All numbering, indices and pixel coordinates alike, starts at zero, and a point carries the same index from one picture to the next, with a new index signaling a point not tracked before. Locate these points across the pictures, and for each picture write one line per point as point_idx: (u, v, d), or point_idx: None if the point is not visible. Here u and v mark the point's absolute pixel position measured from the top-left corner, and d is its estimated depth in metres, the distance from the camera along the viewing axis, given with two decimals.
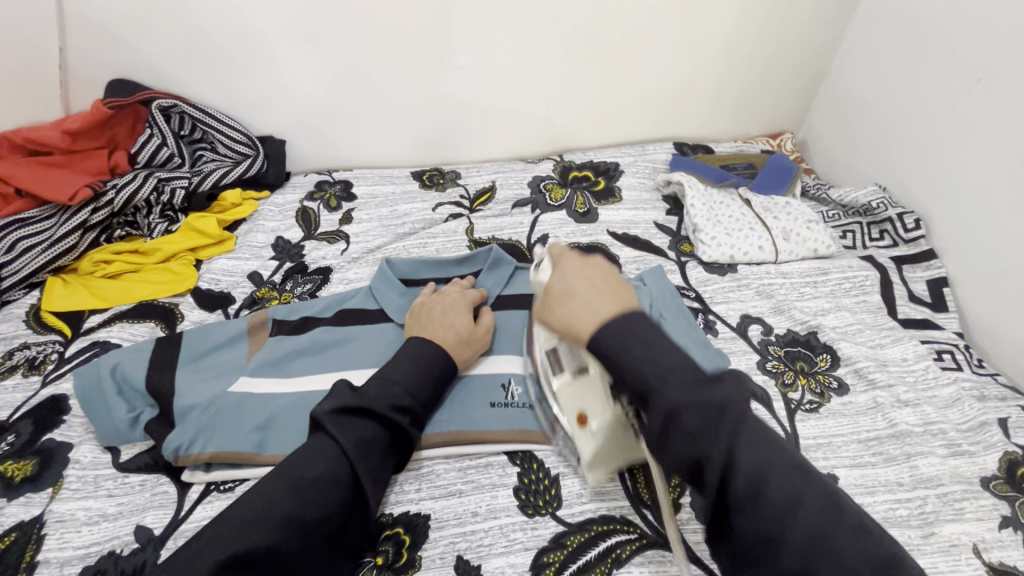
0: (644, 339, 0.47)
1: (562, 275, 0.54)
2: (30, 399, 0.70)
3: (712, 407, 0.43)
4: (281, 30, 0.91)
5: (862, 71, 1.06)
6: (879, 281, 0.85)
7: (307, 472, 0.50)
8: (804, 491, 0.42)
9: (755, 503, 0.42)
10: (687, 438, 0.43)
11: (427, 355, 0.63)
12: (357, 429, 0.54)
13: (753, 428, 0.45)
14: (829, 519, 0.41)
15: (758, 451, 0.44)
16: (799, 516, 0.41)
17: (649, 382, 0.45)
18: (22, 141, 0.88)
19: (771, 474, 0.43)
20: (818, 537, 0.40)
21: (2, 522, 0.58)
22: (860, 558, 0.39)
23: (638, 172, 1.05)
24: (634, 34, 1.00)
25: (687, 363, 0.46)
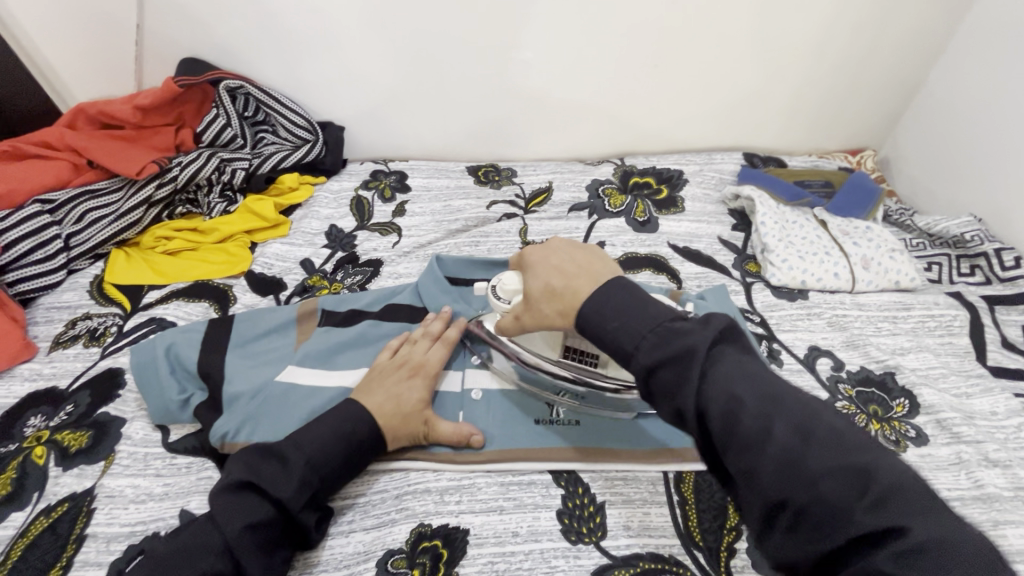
0: (615, 310, 0.46)
1: (538, 270, 0.56)
2: (90, 370, 0.72)
3: (675, 354, 0.41)
4: (349, 16, 0.89)
5: (966, 88, 0.97)
6: (968, 322, 0.78)
7: (184, 573, 0.47)
8: (786, 426, 0.38)
9: (742, 445, 0.38)
10: (661, 391, 0.42)
11: (344, 416, 0.58)
12: (244, 512, 0.50)
13: (738, 364, 0.41)
14: (834, 464, 0.35)
15: (735, 382, 0.40)
16: (770, 444, 0.37)
17: (626, 351, 0.44)
18: (96, 114, 0.91)
19: (743, 404, 0.39)
20: (804, 470, 0.35)
21: (57, 492, 0.59)
22: (835, 477, 0.35)
23: (704, 183, 1.00)
24: (713, 36, 0.95)
25: (659, 322, 0.44)
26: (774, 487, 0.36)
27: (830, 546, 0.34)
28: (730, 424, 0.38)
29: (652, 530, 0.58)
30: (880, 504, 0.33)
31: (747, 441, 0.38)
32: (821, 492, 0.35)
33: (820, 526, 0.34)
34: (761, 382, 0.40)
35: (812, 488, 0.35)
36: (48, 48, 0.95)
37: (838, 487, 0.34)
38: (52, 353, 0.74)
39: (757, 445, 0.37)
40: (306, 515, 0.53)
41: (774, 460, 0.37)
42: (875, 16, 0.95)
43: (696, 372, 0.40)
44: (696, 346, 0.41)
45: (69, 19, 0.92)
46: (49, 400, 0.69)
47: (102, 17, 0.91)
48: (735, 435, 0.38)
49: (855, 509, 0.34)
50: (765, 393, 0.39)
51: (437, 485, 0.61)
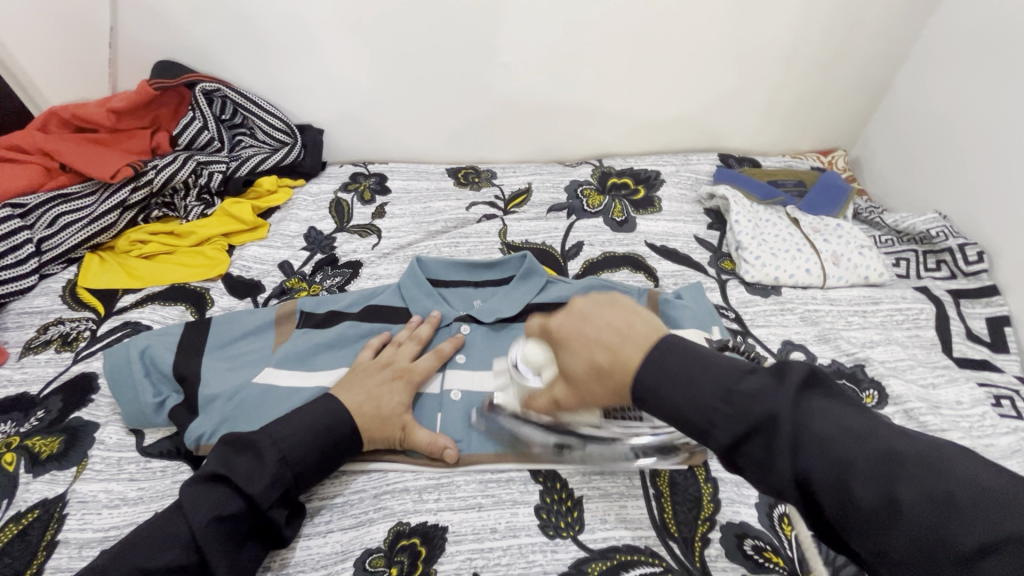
0: (675, 376, 0.42)
1: (573, 343, 0.47)
2: (62, 375, 0.70)
3: (757, 426, 0.38)
4: (325, 19, 0.90)
5: (931, 90, 1.00)
6: (934, 315, 0.80)
7: (150, 561, 0.47)
8: (911, 491, 0.34)
9: (870, 523, 0.34)
10: (755, 466, 0.39)
11: (322, 412, 0.58)
12: (213, 504, 0.50)
13: (835, 422, 0.38)
14: (978, 531, 0.32)
15: (832, 447, 0.37)
16: (897, 520, 0.34)
17: (701, 427, 0.41)
18: (70, 117, 0.90)
19: (852, 473, 0.35)
20: (949, 547, 0.32)
21: (27, 499, 0.58)
22: (984, 545, 0.31)
23: (680, 183, 1.02)
24: (687, 40, 0.97)
25: (729, 388, 0.40)
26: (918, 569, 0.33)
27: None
28: (843, 497, 0.35)
29: (628, 522, 0.58)
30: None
31: (868, 517, 0.34)
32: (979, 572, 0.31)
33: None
34: (866, 441, 0.36)
35: (963, 565, 0.31)
36: (20, 50, 0.93)
37: (995, 558, 0.31)
38: (23, 359, 0.73)
39: (879, 518, 0.34)
40: (276, 512, 0.53)
41: (907, 538, 0.33)
42: (843, 20, 0.98)
43: (786, 444, 0.37)
44: (778, 412, 0.38)
45: (40, 20, 0.90)
46: (19, 406, 0.67)
47: (75, 19, 0.90)
48: (855, 510, 0.35)
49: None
50: (872, 451, 0.36)
51: (415, 484, 0.61)
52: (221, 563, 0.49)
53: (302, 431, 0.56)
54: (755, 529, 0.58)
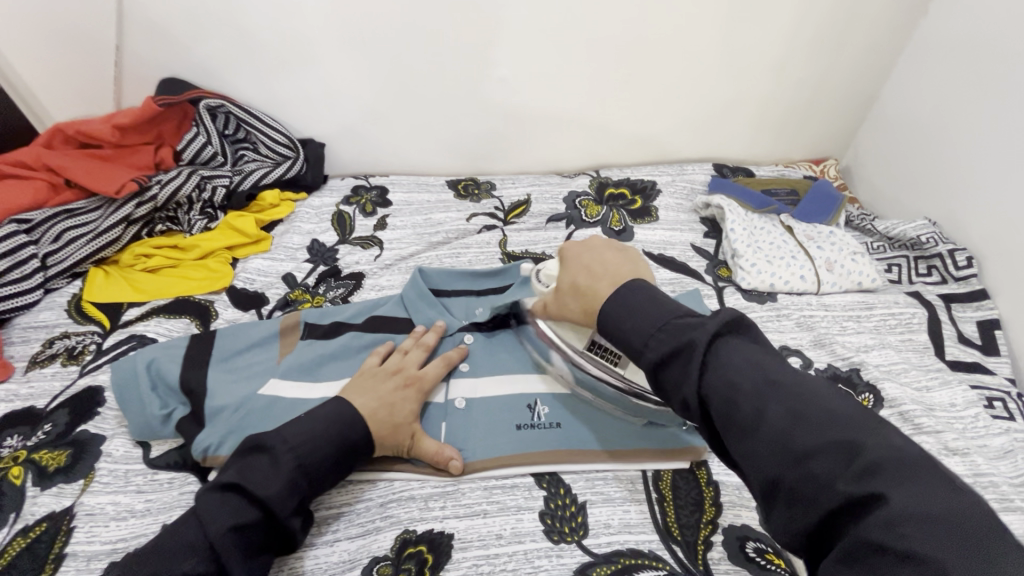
0: (626, 306, 0.50)
1: (570, 266, 0.61)
2: (68, 389, 0.71)
3: (678, 348, 0.44)
4: (327, 36, 0.92)
5: (917, 101, 1.03)
6: (926, 319, 0.82)
7: (166, 569, 0.46)
8: (780, 408, 0.39)
9: (742, 428, 0.40)
10: (670, 383, 0.45)
11: (339, 419, 0.58)
12: (231, 512, 0.50)
13: (742, 353, 0.43)
14: (823, 440, 0.37)
15: (734, 370, 0.42)
16: (764, 425, 0.39)
17: (635, 347, 0.48)
18: (74, 133, 0.91)
19: (741, 389, 0.41)
20: (794, 447, 0.37)
21: (35, 512, 0.59)
22: (822, 451, 0.37)
23: (676, 193, 1.04)
24: (680, 54, 0.99)
25: (665, 318, 0.47)
26: (767, 465, 0.38)
27: (812, 519, 0.36)
28: (727, 407, 0.41)
29: (632, 526, 0.59)
30: (857, 473, 0.35)
31: (743, 422, 0.40)
32: (810, 469, 0.36)
33: (805, 497, 0.36)
34: (761, 370, 0.42)
35: (799, 463, 0.37)
36: (25, 68, 0.95)
37: (826, 461, 0.36)
38: (29, 373, 0.74)
39: (751, 424, 0.40)
40: (292, 521, 0.53)
41: (766, 440, 0.39)
42: (832, 33, 1.01)
43: (697, 363, 0.43)
44: (695, 339, 0.44)
45: (47, 39, 0.92)
46: (26, 420, 0.68)
47: (81, 38, 0.92)
48: (734, 417, 0.41)
49: (835, 480, 0.35)
50: (763, 378, 0.41)
51: (421, 492, 0.62)
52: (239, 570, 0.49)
53: (318, 439, 0.56)
54: (756, 532, 0.59)
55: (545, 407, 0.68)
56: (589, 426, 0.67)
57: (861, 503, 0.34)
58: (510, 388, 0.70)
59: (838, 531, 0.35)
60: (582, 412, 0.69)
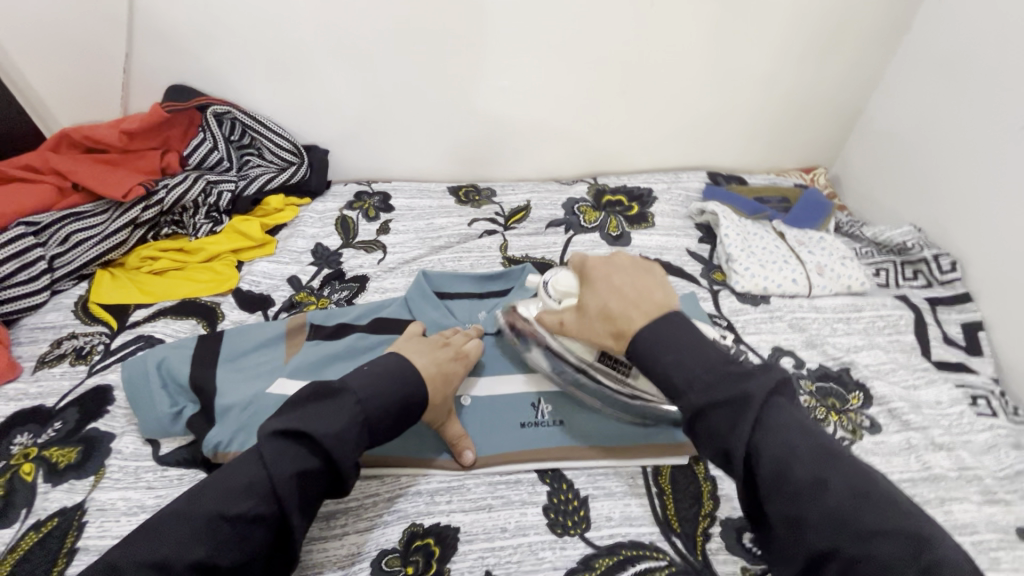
0: (669, 342, 0.53)
1: (601, 286, 0.61)
2: (77, 388, 0.72)
3: (736, 401, 0.49)
4: (332, 46, 0.94)
5: (903, 111, 1.07)
6: (913, 321, 0.85)
7: (229, 510, 0.46)
8: (833, 479, 0.45)
9: (799, 496, 0.45)
10: (715, 431, 0.49)
11: (403, 380, 0.57)
12: (293, 460, 0.49)
13: (792, 418, 0.49)
14: (875, 520, 0.43)
15: (784, 435, 0.48)
16: (820, 495, 0.45)
17: (679, 388, 0.51)
18: (82, 138, 0.92)
19: (795, 458, 0.46)
20: (851, 522, 0.43)
21: (47, 507, 0.60)
22: (873, 527, 0.43)
23: (672, 200, 1.07)
24: (675, 67, 1.03)
25: (716, 365, 0.51)
26: (821, 533, 0.44)
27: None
28: (781, 471, 0.46)
29: (633, 519, 0.61)
30: (911, 557, 0.41)
31: (798, 488, 0.45)
32: (865, 544, 0.42)
33: (857, 568, 0.42)
34: (812, 437, 0.48)
35: (857, 539, 0.42)
36: (34, 75, 0.96)
37: (876, 538, 0.42)
38: (37, 373, 0.74)
39: (807, 492, 0.45)
40: (350, 474, 0.52)
41: (819, 509, 0.44)
42: (820, 46, 1.04)
43: (751, 421, 0.48)
44: (753, 396, 0.48)
45: (57, 46, 0.94)
46: (35, 418, 0.69)
47: (91, 45, 0.94)
48: (786, 482, 0.46)
49: (899, 563, 0.41)
50: (812, 446, 0.47)
51: (428, 487, 0.64)
52: (296, 517, 0.48)
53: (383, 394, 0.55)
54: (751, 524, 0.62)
55: (548, 405, 0.70)
56: (592, 421, 0.69)
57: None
58: (514, 387, 0.72)
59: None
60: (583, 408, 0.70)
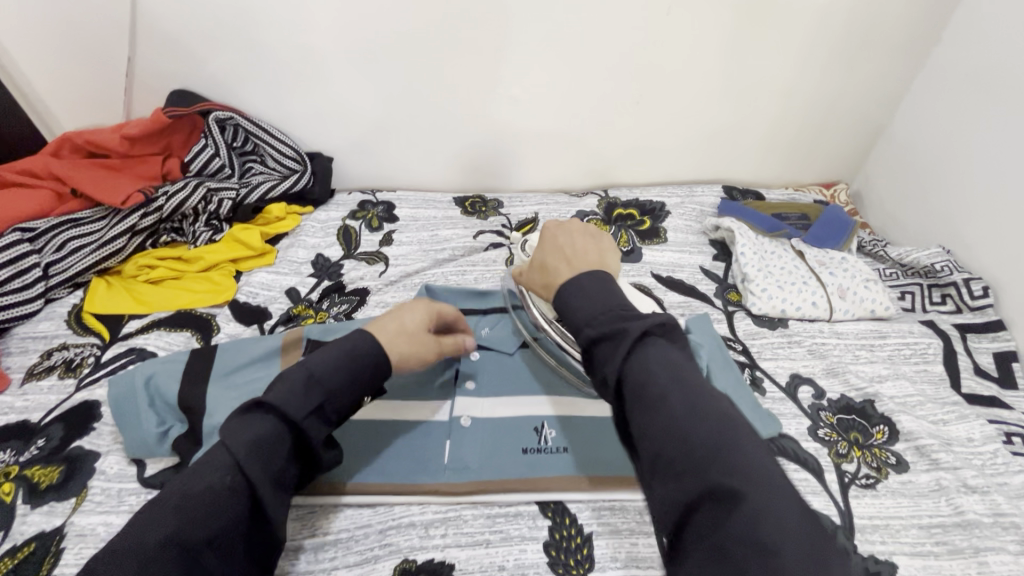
0: (581, 289, 0.51)
1: (545, 244, 0.61)
2: (64, 403, 0.70)
3: (613, 334, 0.46)
4: (340, 52, 0.92)
5: (932, 125, 1.02)
6: (942, 350, 0.80)
7: (192, 487, 0.43)
8: (682, 401, 0.42)
9: (646, 407, 0.43)
10: (596, 361, 0.47)
11: (350, 340, 0.54)
12: (251, 428, 0.47)
13: (666, 352, 0.46)
14: (708, 434, 0.40)
15: (657, 361, 0.45)
16: (666, 411, 0.42)
17: (577, 326, 0.49)
18: (83, 143, 0.91)
19: (655, 376, 0.43)
20: (684, 435, 0.40)
21: (24, 531, 0.57)
22: (706, 444, 0.40)
23: (685, 215, 1.03)
24: (691, 78, 0.99)
25: (613, 307, 0.49)
26: (656, 442, 0.41)
27: (682, 496, 0.39)
28: (639, 388, 0.43)
29: (639, 561, 0.57)
30: (729, 468, 0.38)
31: (648, 404, 0.43)
32: (692, 453, 0.39)
33: (680, 477, 0.39)
34: (678, 366, 0.44)
35: (682, 443, 0.40)
36: (36, 78, 0.95)
37: (707, 453, 0.39)
38: (26, 386, 0.72)
39: (654, 408, 0.42)
40: (314, 432, 0.49)
41: (661, 425, 0.41)
42: (844, 55, 1.00)
43: (625, 348, 0.45)
44: (629, 327, 0.46)
45: (59, 49, 0.92)
46: (19, 434, 0.66)
47: (93, 48, 0.92)
48: (642, 397, 0.43)
49: (713, 469, 0.38)
50: (676, 374, 0.44)
51: (422, 518, 0.60)
52: (267, 489, 0.46)
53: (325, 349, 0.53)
54: None
55: (552, 430, 0.67)
56: (596, 448, 0.66)
57: (722, 495, 0.37)
58: (519, 411, 0.69)
59: (696, 511, 0.38)
60: (588, 436, 0.67)
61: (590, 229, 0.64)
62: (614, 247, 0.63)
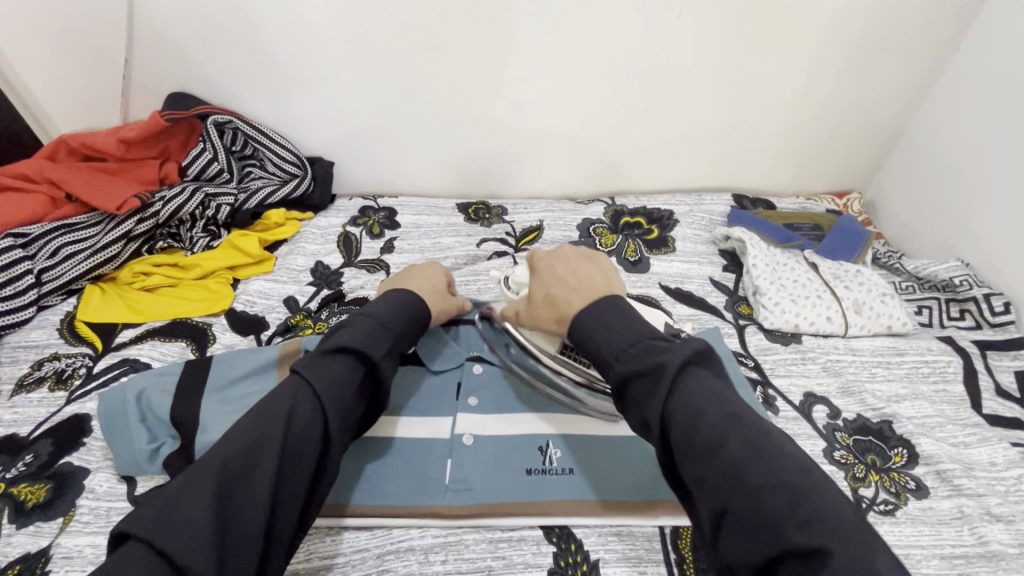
0: (606, 318, 0.52)
1: (543, 275, 0.63)
2: (53, 416, 0.67)
3: (650, 370, 0.46)
4: (342, 55, 0.90)
5: (950, 134, 0.99)
6: (961, 369, 0.78)
7: (239, 449, 0.43)
8: (737, 441, 0.41)
9: (698, 452, 0.42)
10: (634, 400, 0.47)
11: (372, 314, 0.57)
12: (294, 397, 0.48)
13: (708, 385, 0.45)
14: (768, 476, 0.39)
15: (699, 397, 0.44)
16: (722, 455, 0.41)
17: (607, 360, 0.50)
18: (78, 146, 0.89)
19: (703, 416, 0.43)
20: (746, 480, 0.39)
21: (8, 553, 0.55)
22: (769, 487, 0.39)
23: (694, 224, 1.00)
24: (701, 84, 0.97)
25: (639, 337, 0.49)
26: (717, 492, 0.40)
27: (758, 552, 0.37)
28: (688, 429, 0.43)
29: None
30: (802, 514, 0.37)
31: (699, 448, 0.42)
32: (758, 500, 0.38)
33: (753, 528, 0.38)
34: (722, 401, 0.44)
35: (746, 493, 0.39)
36: (32, 79, 0.93)
37: (775, 499, 0.38)
38: (15, 397, 0.70)
39: (707, 452, 0.41)
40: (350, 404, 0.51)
41: (718, 472, 0.40)
42: (861, 61, 0.97)
43: (666, 387, 0.45)
44: (666, 363, 0.45)
45: (56, 51, 0.90)
46: (7, 449, 0.64)
47: (89, 49, 0.90)
48: (692, 441, 0.42)
49: (786, 518, 0.37)
50: (722, 410, 0.43)
51: (422, 542, 0.58)
52: (309, 455, 0.46)
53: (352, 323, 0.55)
54: None
55: (557, 449, 0.65)
56: (602, 470, 0.63)
57: (805, 549, 0.36)
58: (523, 429, 0.66)
59: (780, 570, 0.36)
60: (595, 456, 0.65)
61: (581, 249, 0.67)
62: (610, 267, 0.65)
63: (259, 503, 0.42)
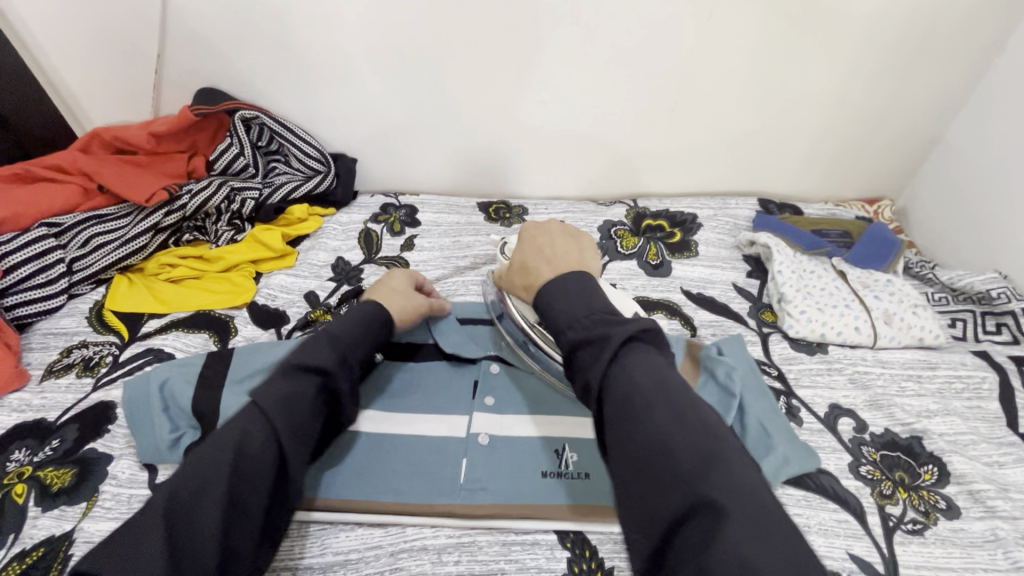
0: (561, 291, 0.50)
1: (524, 243, 0.60)
2: (80, 402, 0.69)
3: (595, 338, 0.44)
4: (368, 53, 0.90)
5: (993, 142, 0.96)
6: (997, 385, 0.75)
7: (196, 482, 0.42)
8: (665, 411, 0.40)
9: (629, 417, 0.40)
10: (578, 367, 0.45)
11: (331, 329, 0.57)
12: (250, 421, 0.47)
13: (650, 358, 0.44)
14: (690, 444, 0.38)
15: (642, 367, 0.43)
16: (649, 422, 0.39)
17: (560, 327, 0.47)
18: (110, 139, 0.91)
19: (639, 384, 0.41)
20: (666, 447, 0.38)
21: (33, 535, 0.56)
22: (687, 457, 0.37)
23: (718, 228, 0.98)
24: (729, 85, 0.95)
25: (596, 308, 0.47)
26: (640, 454, 0.39)
27: (665, 514, 0.36)
28: (621, 394, 0.41)
29: None
30: (714, 481, 0.35)
31: (627, 414, 0.40)
32: (675, 466, 0.37)
33: (667, 490, 0.36)
34: (661, 373, 0.42)
35: (667, 457, 0.38)
36: (68, 73, 0.96)
37: (689, 464, 0.37)
38: (44, 383, 0.72)
39: (637, 418, 0.40)
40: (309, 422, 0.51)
41: (644, 438, 0.39)
42: (898, 63, 0.94)
43: (608, 355, 0.43)
44: (613, 333, 0.44)
45: (91, 46, 0.92)
46: (36, 433, 0.66)
47: (123, 44, 0.92)
48: (624, 406, 0.41)
49: (698, 482, 0.36)
50: (658, 380, 0.42)
51: (435, 542, 0.57)
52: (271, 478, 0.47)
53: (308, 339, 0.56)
54: None
55: (573, 454, 0.64)
56: None
57: (705, 512, 0.34)
58: (540, 432, 0.66)
59: (684, 532, 0.35)
60: None
61: (568, 225, 0.63)
62: (594, 246, 0.61)
63: (211, 535, 0.41)
